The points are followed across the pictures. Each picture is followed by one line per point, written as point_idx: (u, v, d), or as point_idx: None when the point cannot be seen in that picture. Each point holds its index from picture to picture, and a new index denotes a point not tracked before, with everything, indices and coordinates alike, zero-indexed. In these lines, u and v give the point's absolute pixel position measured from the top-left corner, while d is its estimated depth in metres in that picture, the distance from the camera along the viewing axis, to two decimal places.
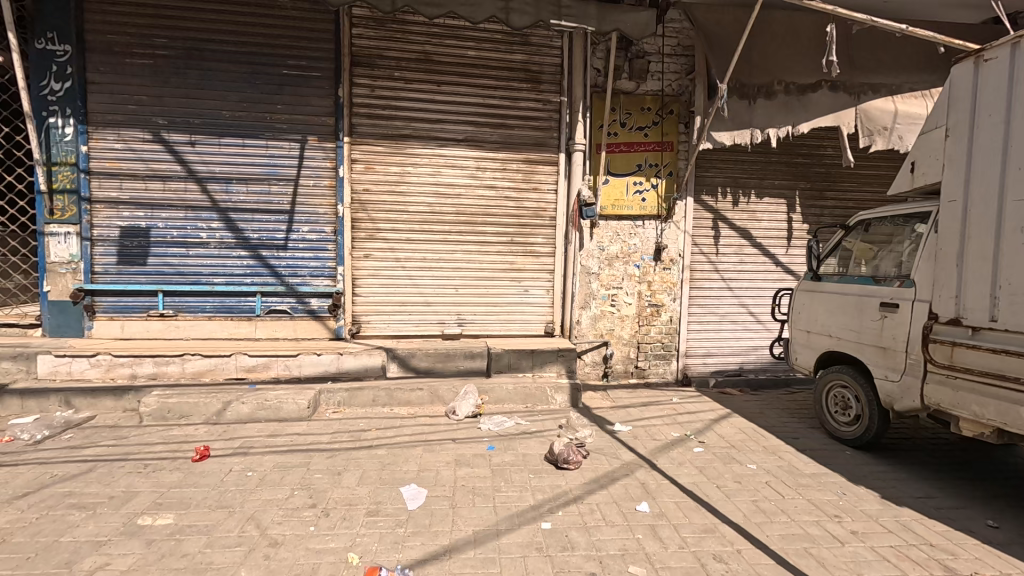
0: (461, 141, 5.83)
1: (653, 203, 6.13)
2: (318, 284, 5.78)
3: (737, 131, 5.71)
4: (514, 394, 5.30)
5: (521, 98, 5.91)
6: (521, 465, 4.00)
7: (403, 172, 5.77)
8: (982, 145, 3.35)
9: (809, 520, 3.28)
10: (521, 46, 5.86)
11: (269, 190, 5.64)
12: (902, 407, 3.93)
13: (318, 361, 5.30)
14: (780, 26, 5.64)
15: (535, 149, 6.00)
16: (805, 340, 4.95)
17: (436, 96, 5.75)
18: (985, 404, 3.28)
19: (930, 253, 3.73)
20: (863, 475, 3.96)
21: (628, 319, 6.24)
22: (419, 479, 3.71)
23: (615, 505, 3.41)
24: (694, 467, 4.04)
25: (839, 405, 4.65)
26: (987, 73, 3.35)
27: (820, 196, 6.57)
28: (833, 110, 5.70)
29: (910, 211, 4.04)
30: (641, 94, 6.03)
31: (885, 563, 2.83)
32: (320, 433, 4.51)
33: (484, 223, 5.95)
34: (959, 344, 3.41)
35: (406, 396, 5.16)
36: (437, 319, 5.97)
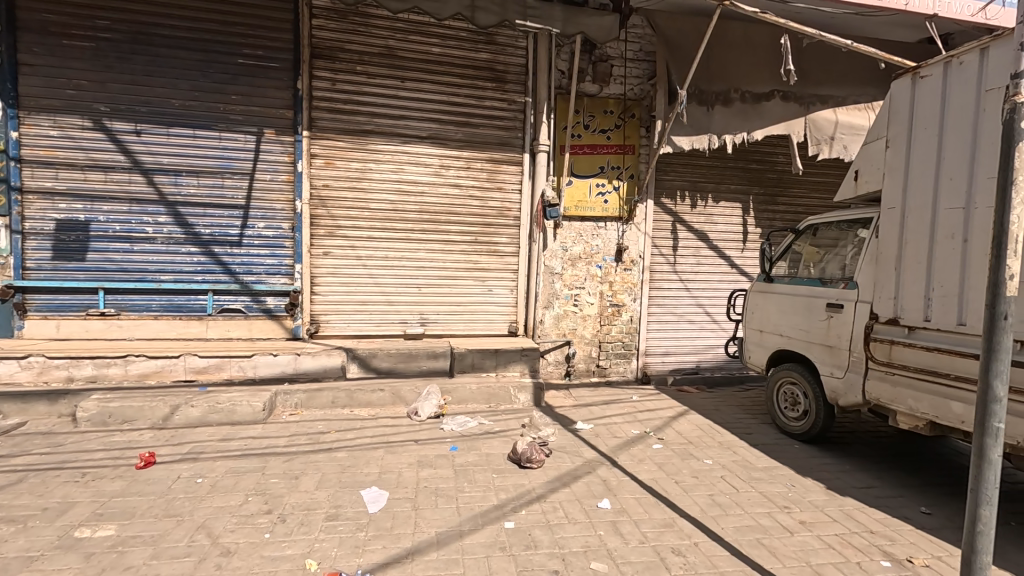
0: (425, 138, 5.76)
1: (614, 205, 6.24)
2: (274, 282, 5.58)
3: (696, 136, 5.88)
4: (476, 394, 5.26)
5: (486, 97, 5.90)
6: (485, 465, 3.99)
7: (365, 168, 5.65)
8: (919, 155, 3.58)
9: (761, 512, 3.41)
10: (486, 45, 5.85)
11: (222, 184, 5.40)
12: (846, 402, 4.15)
13: (275, 361, 5.11)
14: (736, 36, 5.85)
15: (499, 149, 5.99)
16: (758, 339, 5.15)
17: (400, 92, 5.66)
18: (920, 399, 3.51)
19: (872, 256, 3.96)
20: (810, 468, 4.16)
21: (590, 319, 6.33)
22: (380, 481, 3.64)
23: (578, 502, 3.45)
24: (653, 464, 4.14)
25: (789, 401, 4.87)
26: (922, 89, 3.59)
27: (772, 201, 6.86)
28: (784, 119, 5.96)
29: (854, 217, 4.27)
30: (605, 97, 6.12)
31: (830, 551, 2.98)
32: (276, 437, 4.35)
33: (448, 222, 5.90)
34: (897, 342, 3.64)
35: (366, 397, 5.05)
36: (399, 318, 5.88)
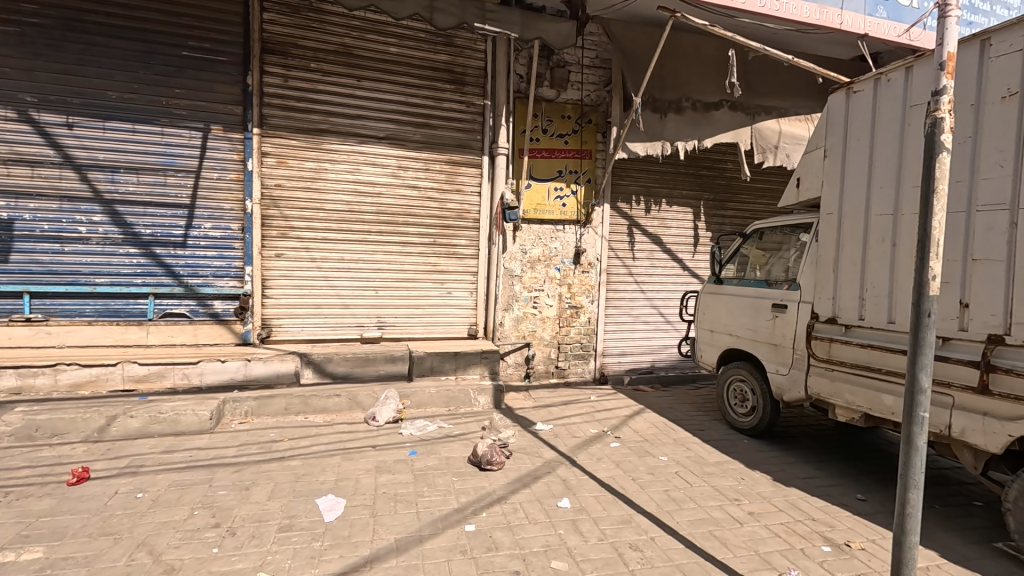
0: (383, 138, 5.67)
1: (573, 209, 6.34)
2: (222, 285, 5.34)
3: (650, 142, 6.05)
4: (436, 398, 5.21)
5: (445, 98, 5.87)
6: (445, 468, 3.96)
7: (320, 168, 5.50)
8: (853, 165, 3.83)
9: (713, 505, 3.55)
10: (445, 46, 5.82)
11: (165, 182, 5.12)
12: (790, 398, 4.37)
13: (223, 367, 4.88)
14: (687, 47, 6.08)
15: (457, 151, 5.97)
16: (709, 338, 5.35)
17: (356, 92, 5.55)
18: (855, 392, 3.75)
19: (812, 259, 4.20)
20: (758, 461, 4.36)
21: (549, 320, 6.40)
22: (337, 489, 3.54)
23: (538, 502, 3.48)
24: (611, 462, 4.23)
25: (738, 398, 5.08)
26: (855, 104, 3.84)
27: (721, 206, 7.16)
28: (732, 128, 6.23)
29: (796, 222, 4.51)
30: (562, 102, 6.21)
31: (777, 539, 3.14)
32: (225, 446, 4.17)
33: (406, 224, 5.83)
34: (835, 340, 3.88)
35: (321, 403, 4.91)
36: (356, 322, 5.74)
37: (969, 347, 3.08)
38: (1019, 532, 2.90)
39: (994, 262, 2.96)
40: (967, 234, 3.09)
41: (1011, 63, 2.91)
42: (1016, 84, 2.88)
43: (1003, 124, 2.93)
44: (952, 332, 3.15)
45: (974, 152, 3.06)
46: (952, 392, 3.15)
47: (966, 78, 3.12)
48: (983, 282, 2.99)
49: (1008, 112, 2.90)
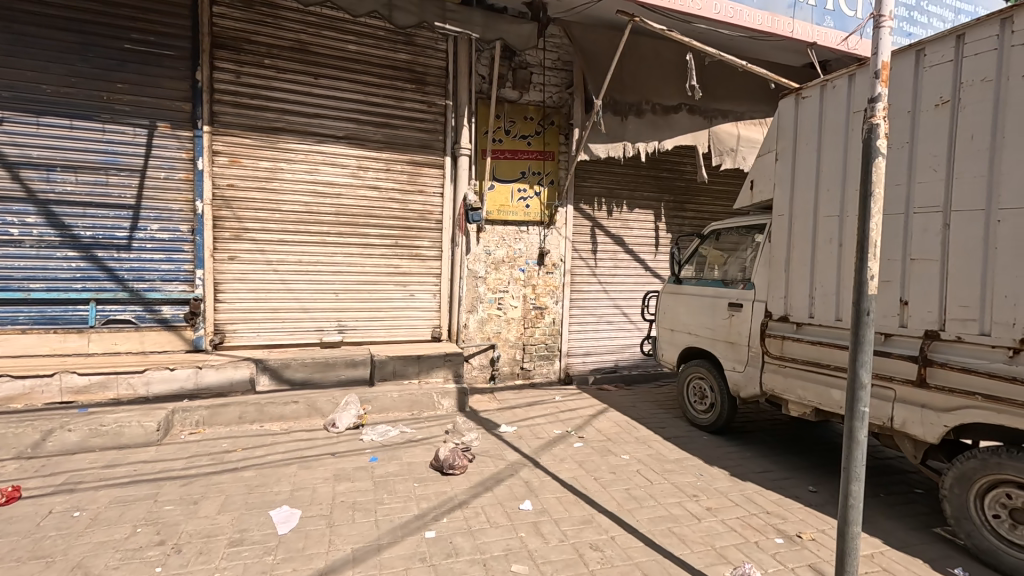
0: (341, 138, 5.54)
1: (536, 210, 6.36)
2: (171, 289, 5.10)
3: (612, 144, 6.12)
4: (398, 402, 5.13)
5: (405, 98, 5.78)
6: (406, 474, 3.89)
7: (275, 168, 5.33)
8: (802, 168, 3.97)
9: (672, 501, 3.61)
10: (405, 45, 5.74)
11: (106, 182, 4.86)
12: (746, 394, 4.49)
13: (172, 376, 4.65)
14: (647, 51, 6.18)
15: (420, 151, 5.89)
16: (670, 337, 5.46)
17: (313, 89, 5.40)
18: (806, 388, 3.88)
19: (765, 259, 4.33)
20: (716, 457, 4.46)
21: (514, 322, 6.40)
22: (293, 499, 3.43)
23: (500, 506, 3.46)
24: (574, 462, 4.25)
25: (697, 395, 5.20)
26: (803, 109, 3.98)
27: (681, 208, 7.32)
28: (691, 131, 6.36)
29: (751, 223, 4.64)
30: (525, 104, 6.22)
31: (732, 533, 3.21)
32: (173, 459, 3.98)
33: (366, 225, 5.70)
34: (788, 337, 4.01)
35: (278, 410, 4.75)
36: (315, 326, 5.59)
37: (908, 343, 3.22)
38: (955, 518, 3.05)
39: (929, 262, 3.11)
40: (905, 234, 3.25)
41: (943, 73, 3.07)
42: (948, 92, 3.04)
43: (936, 130, 3.09)
44: (893, 329, 3.30)
45: (911, 157, 3.22)
46: (893, 385, 3.29)
47: (903, 86, 3.28)
48: (921, 281, 3.14)
49: (941, 118, 3.06)
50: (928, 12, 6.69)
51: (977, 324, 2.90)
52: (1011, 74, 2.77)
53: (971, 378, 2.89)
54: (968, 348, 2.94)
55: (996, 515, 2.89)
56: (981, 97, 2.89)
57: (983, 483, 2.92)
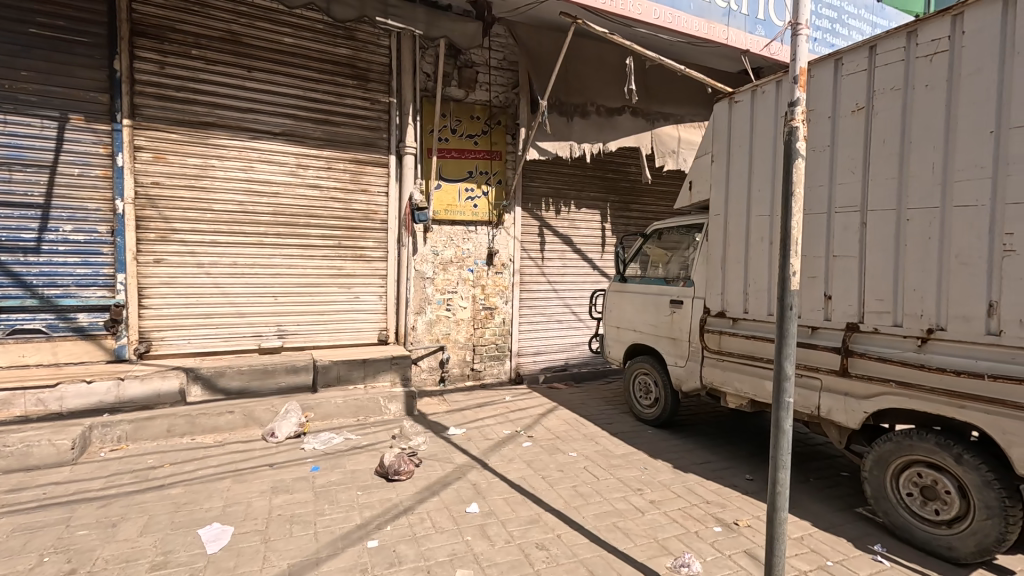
0: (278, 134, 5.30)
1: (484, 210, 6.34)
2: (88, 295, 4.70)
3: (558, 144, 6.17)
4: (343, 408, 4.97)
5: (346, 94, 5.60)
6: (349, 483, 3.76)
7: (205, 164, 5.04)
8: (736, 169, 4.13)
9: (618, 497, 3.67)
10: (346, 40, 5.56)
11: (10, 179, 4.43)
12: (688, 388, 4.64)
13: (89, 389, 4.28)
14: (590, 54, 6.28)
15: (363, 149, 5.73)
16: (616, 334, 5.57)
17: (247, 83, 5.14)
18: (742, 380, 4.05)
19: (704, 257, 4.49)
20: (661, 450, 4.58)
21: (463, 323, 6.35)
22: (225, 516, 3.24)
23: (446, 510, 3.40)
24: (522, 462, 4.25)
25: (643, 390, 5.32)
26: (736, 113, 4.15)
27: (626, 208, 7.48)
28: (634, 133, 6.51)
29: (690, 222, 4.80)
30: (471, 103, 6.18)
31: (673, 524, 3.29)
32: (91, 478, 3.68)
33: (307, 225, 5.48)
34: (725, 332, 4.17)
35: (211, 422, 4.50)
36: (252, 331, 5.33)
37: (832, 335, 3.42)
38: (874, 498, 3.25)
39: (849, 258, 3.31)
40: (828, 232, 3.44)
41: (859, 81, 3.26)
42: (862, 99, 3.24)
43: (854, 134, 3.29)
44: (818, 322, 3.50)
45: (832, 159, 3.41)
46: (819, 375, 3.48)
47: (823, 92, 3.47)
48: (842, 276, 3.34)
49: (858, 124, 3.26)
50: (849, 25, 7.15)
51: (891, 316, 3.10)
52: (917, 82, 2.98)
53: (886, 367, 3.10)
54: (884, 338, 3.14)
55: (909, 493, 3.10)
56: (892, 104, 3.09)
57: (898, 465, 3.13)
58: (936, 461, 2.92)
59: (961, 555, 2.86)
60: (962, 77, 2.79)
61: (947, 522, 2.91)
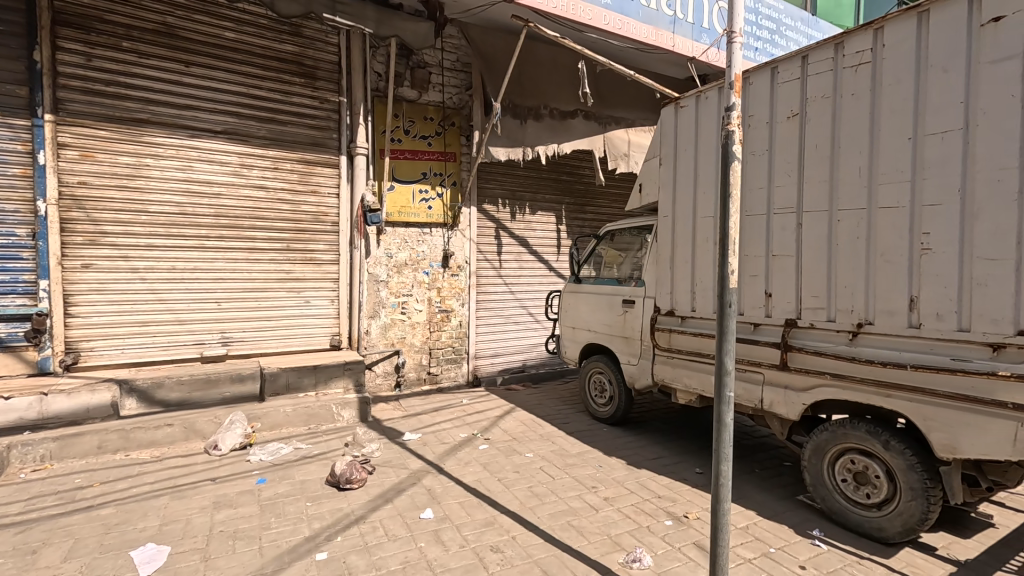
0: (219, 132, 5.07)
1: (438, 212, 6.29)
2: (6, 304, 4.34)
3: (512, 147, 6.19)
4: (292, 417, 4.80)
5: (293, 92, 5.42)
6: (298, 494, 3.63)
7: (139, 164, 4.76)
8: (682, 172, 4.26)
9: (573, 495, 3.70)
10: (291, 36, 5.39)
11: None
12: (641, 385, 4.74)
13: (7, 406, 3.94)
14: (543, 57, 6.34)
15: (311, 149, 5.55)
16: (572, 334, 5.64)
17: (184, 78, 4.90)
18: (691, 376, 4.17)
19: (654, 257, 4.61)
20: (615, 447, 4.66)
21: (419, 326, 6.26)
22: (160, 536, 3.06)
23: (399, 517, 3.33)
24: (478, 465, 4.22)
25: (597, 389, 5.40)
26: (682, 117, 4.28)
27: (581, 210, 7.60)
28: (587, 136, 6.62)
29: (641, 224, 4.91)
30: (424, 104, 6.13)
31: (626, 520, 3.35)
32: (8, 503, 3.40)
33: (253, 228, 5.27)
34: (674, 330, 4.29)
35: (148, 436, 4.25)
36: (193, 339, 5.06)
37: (773, 331, 3.57)
38: (813, 485, 3.42)
39: (787, 257, 3.47)
40: (768, 232, 3.59)
41: (793, 88, 3.43)
42: (797, 106, 3.41)
43: (789, 139, 3.46)
44: (760, 319, 3.65)
45: (770, 162, 3.57)
46: (761, 369, 3.63)
47: (761, 99, 3.63)
48: (781, 275, 3.50)
49: (793, 129, 3.43)
50: (787, 36, 7.52)
51: (825, 312, 3.27)
52: (844, 91, 3.16)
53: (821, 360, 3.27)
54: (819, 333, 3.31)
55: (844, 479, 3.27)
56: (823, 111, 3.27)
57: (834, 452, 3.30)
58: (868, 447, 3.10)
59: (889, 535, 3.04)
60: (884, 87, 2.98)
61: (878, 505, 3.09)
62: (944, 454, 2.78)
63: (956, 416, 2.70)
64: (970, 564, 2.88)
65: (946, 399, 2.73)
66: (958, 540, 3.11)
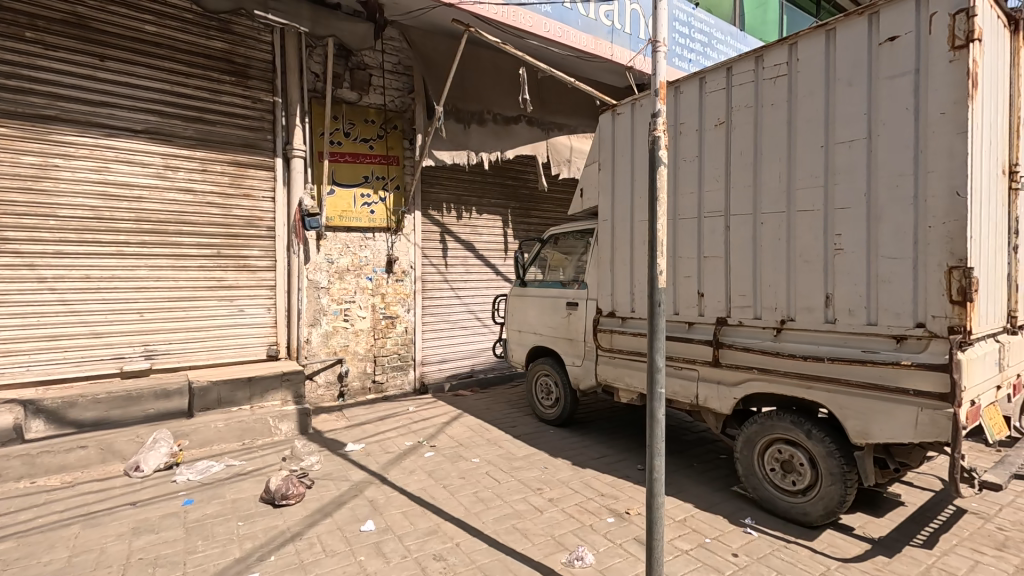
0: (140, 132, 4.76)
1: (381, 216, 6.18)
2: None
3: (456, 151, 6.16)
4: (224, 433, 4.54)
5: (223, 92, 5.16)
6: (228, 514, 3.43)
7: (46, 164, 4.38)
8: (620, 177, 4.38)
9: (518, 498, 3.70)
10: (220, 32, 5.14)
11: None
12: (585, 386, 4.82)
13: None
14: (486, 62, 6.37)
15: (243, 151, 5.30)
16: (518, 338, 5.66)
17: (100, 74, 4.57)
18: (632, 375, 4.28)
19: (595, 260, 4.71)
20: (561, 448, 4.71)
21: (362, 333, 6.10)
22: (69, 569, 2.80)
23: (338, 531, 3.21)
24: (424, 473, 4.15)
25: (543, 391, 5.46)
26: (618, 124, 4.41)
27: (527, 214, 7.67)
28: (530, 142, 6.69)
29: (583, 228, 5.02)
30: (364, 106, 6.02)
31: (569, 520, 3.39)
32: None
33: (179, 233, 4.97)
34: (615, 331, 4.39)
35: (57, 460, 3.92)
36: (112, 353, 4.69)
37: (706, 329, 3.73)
38: (745, 476, 3.58)
39: (717, 258, 3.63)
40: (700, 235, 3.75)
41: (718, 98, 3.61)
42: (722, 114, 3.58)
43: (716, 146, 3.63)
44: (694, 318, 3.80)
45: (700, 168, 3.73)
46: (696, 366, 3.77)
47: (690, 107, 3.79)
48: (712, 275, 3.66)
49: (719, 136, 3.60)
50: (718, 49, 7.91)
51: (752, 309, 3.45)
52: (764, 101, 3.35)
53: (749, 356, 3.43)
54: (747, 330, 3.48)
55: (773, 468, 3.44)
56: (746, 120, 3.45)
57: (762, 443, 3.48)
58: (793, 437, 3.28)
59: (813, 519, 3.22)
60: (799, 98, 3.18)
61: (802, 491, 3.28)
62: (858, 440, 2.99)
63: (867, 404, 2.91)
64: (883, 541, 3.10)
65: (858, 389, 2.93)
66: (872, 520, 3.35)
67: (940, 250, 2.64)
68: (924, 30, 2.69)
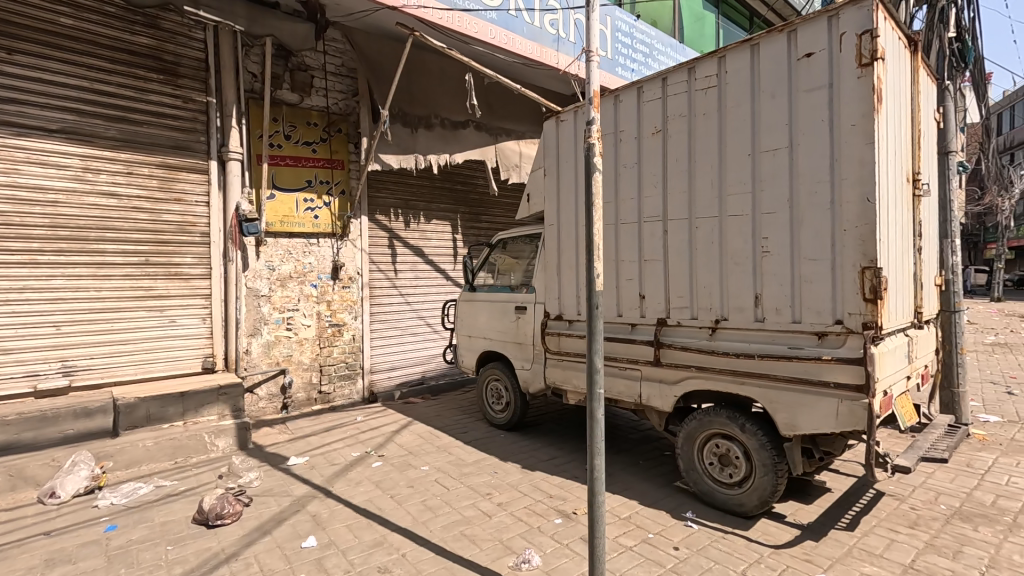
0: (55, 132, 4.42)
1: (326, 221, 6.01)
2: None
3: (403, 156, 6.09)
4: (154, 452, 4.28)
5: (150, 90, 4.88)
6: (156, 538, 3.22)
7: None
8: (565, 183, 4.46)
9: (466, 504, 3.68)
10: (147, 28, 4.87)
11: None
12: (535, 389, 4.86)
13: None
14: (432, 66, 6.35)
15: (173, 153, 5.03)
16: (468, 343, 5.65)
17: (8, 68, 4.22)
18: (579, 377, 4.35)
19: (542, 264, 4.77)
20: (511, 452, 4.71)
21: (307, 342, 5.91)
22: None
23: (278, 549, 3.09)
24: (370, 483, 4.05)
25: (495, 396, 5.45)
26: (562, 131, 4.49)
27: (476, 219, 7.69)
28: (479, 146, 6.71)
29: (531, 232, 5.06)
30: (306, 108, 5.86)
31: (517, 523, 3.40)
32: None
33: (101, 240, 4.65)
34: (563, 333, 4.46)
35: None
36: (24, 370, 4.31)
37: (647, 330, 3.85)
38: (686, 471, 3.71)
39: (656, 261, 3.76)
40: (640, 239, 3.86)
41: (655, 107, 3.74)
42: (659, 123, 3.72)
43: (654, 153, 3.76)
44: (636, 319, 3.91)
45: (639, 174, 3.86)
46: (638, 366, 3.87)
47: (629, 116, 3.91)
48: (652, 278, 3.78)
49: (657, 144, 3.73)
50: (658, 59, 8.21)
51: (689, 310, 3.59)
52: (697, 111, 3.51)
53: (688, 355, 3.56)
54: (685, 330, 3.62)
55: (711, 462, 3.59)
56: (681, 129, 3.60)
57: (701, 439, 3.61)
58: (728, 431, 3.43)
59: (748, 509, 3.37)
60: (727, 109, 3.35)
61: (738, 483, 3.43)
62: (786, 432, 3.15)
63: (794, 398, 3.08)
64: (811, 526, 3.28)
65: (786, 383, 3.10)
66: (802, 507, 3.54)
67: (854, 252, 2.84)
68: (836, 49, 2.91)
